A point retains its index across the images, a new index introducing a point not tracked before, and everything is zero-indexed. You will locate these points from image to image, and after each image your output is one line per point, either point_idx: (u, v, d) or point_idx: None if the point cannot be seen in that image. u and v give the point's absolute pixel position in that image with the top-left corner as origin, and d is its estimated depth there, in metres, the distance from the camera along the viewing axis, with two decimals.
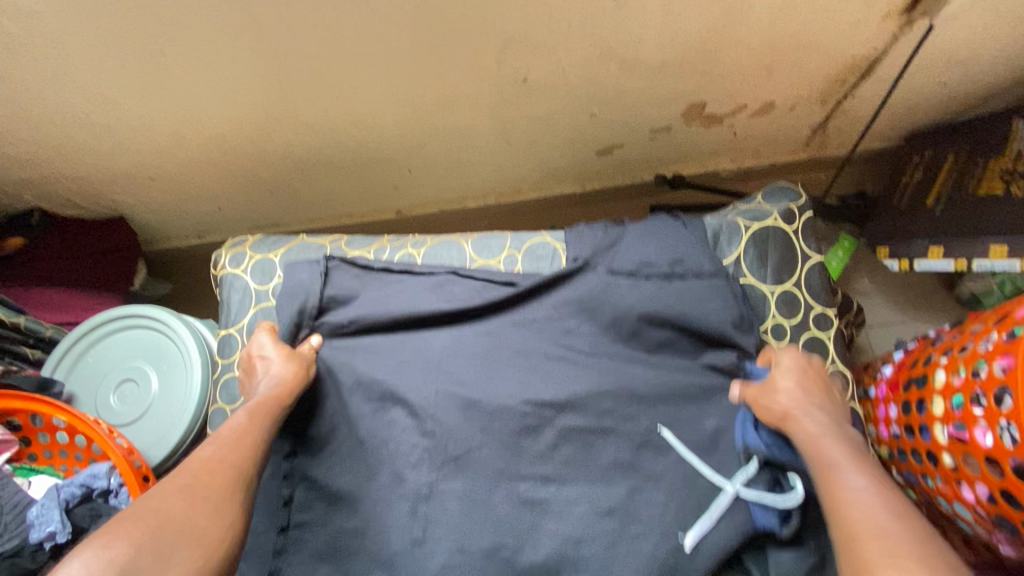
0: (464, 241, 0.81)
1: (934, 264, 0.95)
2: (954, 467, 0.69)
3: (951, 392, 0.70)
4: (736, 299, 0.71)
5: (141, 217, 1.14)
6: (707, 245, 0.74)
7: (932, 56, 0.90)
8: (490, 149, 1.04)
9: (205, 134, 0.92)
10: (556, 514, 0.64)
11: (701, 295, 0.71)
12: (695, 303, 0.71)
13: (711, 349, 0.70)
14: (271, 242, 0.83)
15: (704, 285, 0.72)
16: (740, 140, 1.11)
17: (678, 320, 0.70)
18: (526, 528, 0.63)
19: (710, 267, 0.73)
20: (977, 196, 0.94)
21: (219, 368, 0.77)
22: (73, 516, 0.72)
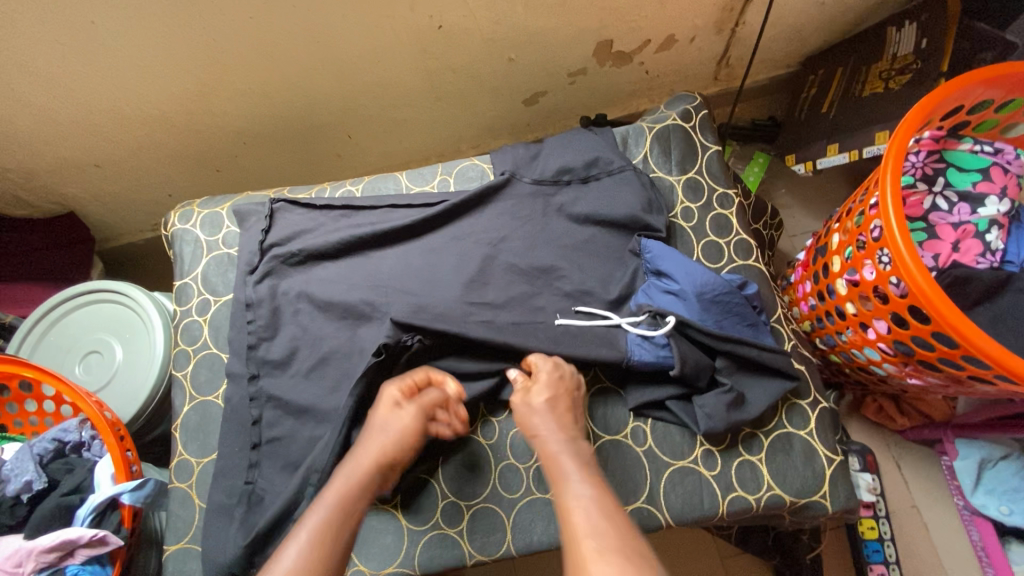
0: (399, 174, 0.87)
1: (833, 160, 1.05)
2: (856, 313, 0.78)
3: (843, 246, 0.79)
4: (643, 187, 0.79)
5: (92, 211, 1.17)
6: (617, 148, 0.82)
7: None
8: (423, 106, 1.11)
9: (143, 109, 0.97)
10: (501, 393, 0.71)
11: (614, 189, 0.79)
12: (609, 196, 0.79)
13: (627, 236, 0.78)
14: (218, 199, 0.88)
15: (616, 181, 0.80)
16: (653, 78, 1.20)
17: (597, 214, 0.78)
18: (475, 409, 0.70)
19: (620, 166, 0.81)
20: (864, 97, 1.06)
21: (178, 315, 0.81)
22: (48, 470, 0.76)
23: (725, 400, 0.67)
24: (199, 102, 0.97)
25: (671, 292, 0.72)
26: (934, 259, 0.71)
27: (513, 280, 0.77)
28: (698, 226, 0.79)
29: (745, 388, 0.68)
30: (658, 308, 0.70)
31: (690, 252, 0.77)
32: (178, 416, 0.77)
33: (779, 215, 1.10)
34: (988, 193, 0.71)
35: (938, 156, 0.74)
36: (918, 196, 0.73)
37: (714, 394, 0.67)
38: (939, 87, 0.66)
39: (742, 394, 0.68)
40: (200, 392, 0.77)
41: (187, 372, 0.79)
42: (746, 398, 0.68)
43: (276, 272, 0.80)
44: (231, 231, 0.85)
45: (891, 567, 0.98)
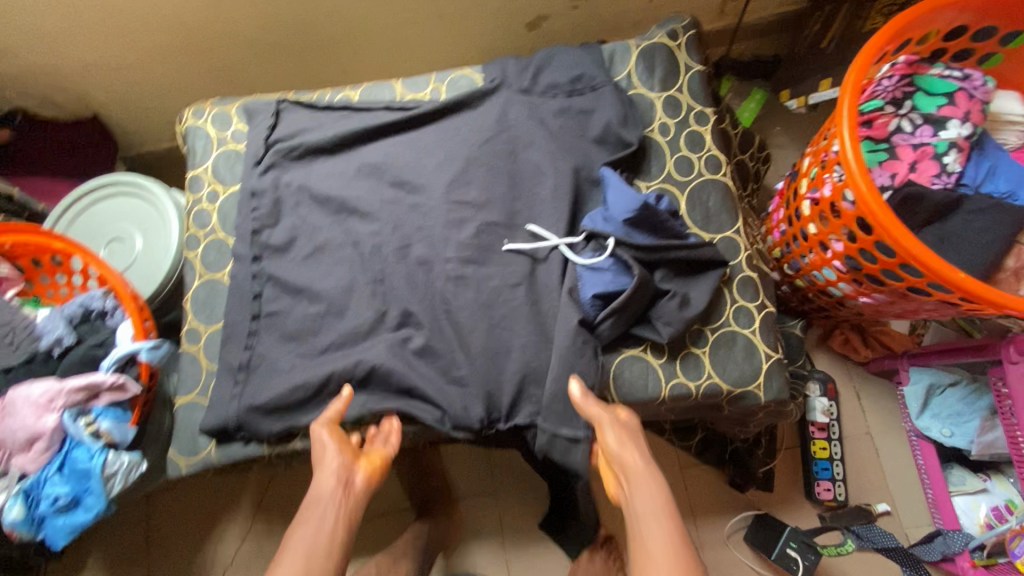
0: (396, 83, 0.92)
1: (822, 95, 1.06)
2: (817, 233, 0.83)
3: (808, 170, 0.84)
4: (621, 102, 0.83)
5: (115, 116, 1.24)
6: (603, 65, 0.86)
7: None
8: (427, 24, 1.14)
9: (160, 13, 1.02)
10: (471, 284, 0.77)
11: (594, 104, 0.83)
12: (587, 111, 0.83)
13: (602, 145, 0.83)
14: (228, 99, 0.95)
15: (600, 92, 0.84)
16: (658, 7, 1.20)
17: (579, 125, 0.83)
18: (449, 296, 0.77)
19: (603, 80, 0.84)
20: (864, 33, 1.06)
21: (190, 203, 0.89)
22: (77, 330, 0.86)
23: (675, 301, 0.73)
24: (213, 6, 1.02)
25: (607, 217, 0.76)
26: (891, 179, 0.74)
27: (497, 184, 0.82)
28: (673, 141, 0.83)
29: (689, 290, 0.74)
30: (594, 233, 0.76)
31: (663, 164, 0.82)
32: (189, 291, 0.86)
33: (767, 150, 1.13)
34: (951, 116, 0.73)
35: (909, 80, 0.76)
36: (885, 118, 0.76)
37: (666, 298, 0.73)
38: (911, 7, 0.68)
39: (686, 295, 0.73)
40: (209, 270, 0.86)
41: (198, 253, 0.87)
42: (690, 299, 0.73)
43: (278, 167, 0.87)
44: (239, 128, 0.91)
45: (837, 484, 1.05)
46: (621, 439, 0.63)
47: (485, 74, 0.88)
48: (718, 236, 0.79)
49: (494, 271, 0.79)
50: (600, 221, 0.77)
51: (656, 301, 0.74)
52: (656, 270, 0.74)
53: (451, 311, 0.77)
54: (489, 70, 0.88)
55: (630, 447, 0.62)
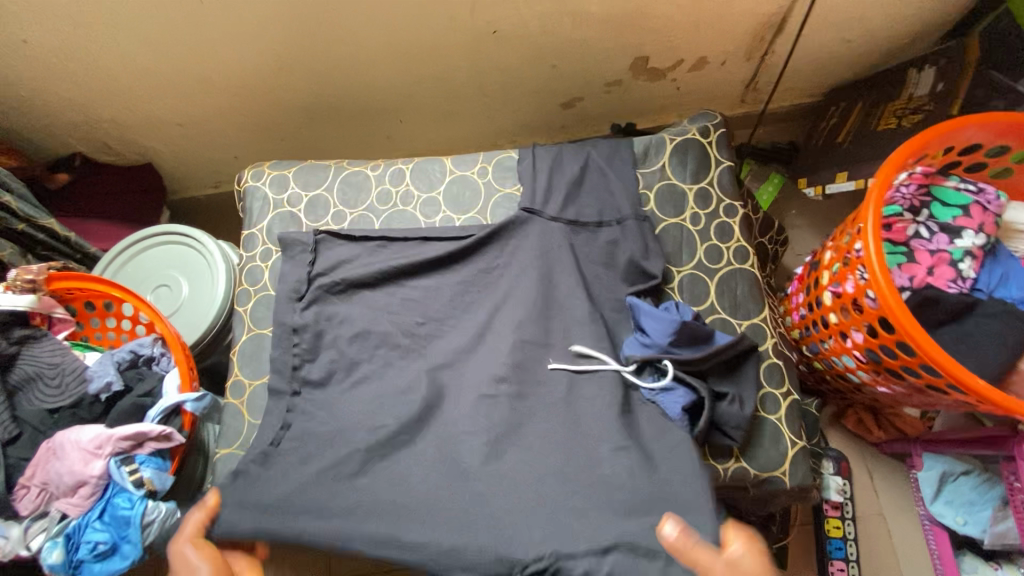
0: (444, 158, 0.98)
1: (840, 186, 1.14)
2: (838, 322, 0.88)
3: (831, 263, 0.89)
4: (642, 237, 0.87)
5: (167, 164, 1.32)
6: (628, 196, 0.90)
7: (828, 15, 1.10)
8: (470, 99, 1.23)
9: (225, 79, 1.10)
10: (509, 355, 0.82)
11: (618, 237, 0.88)
12: (611, 244, 0.88)
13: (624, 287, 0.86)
14: (285, 163, 1.01)
15: (624, 225, 0.88)
16: (683, 94, 1.30)
17: (607, 251, 0.87)
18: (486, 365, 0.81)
19: (628, 216, 0.88)
20: (878, 130, 1.15)
21: (244, 259, 0.94)
22: (124, 376, 0.89)
23: (737, 405, 0.75)
24: (274, 76, 1.10)
25: (645, 343, 0.79)
26: (909, 280, 0.80)
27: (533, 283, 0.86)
28: (704, 230, 0.88)
29: (742, 390, 0.77)
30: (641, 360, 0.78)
31: (693, 252, 0.87)
32: (236, 344, 0.90)
33: (786, 232, 1.19)
34: (966, 227, 0.79)
35: (926, 190, 0.83)
36: (903, 224, 0.82)
37: (726, 403, 0.75)
38: (929, 128, 0.76)
39: (742, 396, 0.76)
40: (256, 325, 0.90)
41: (248, 308, 0.91)
42: (744, 399, 0.76)
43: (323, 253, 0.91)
44: (295, 192, 0.97)
45: (850, 565, 1.06)
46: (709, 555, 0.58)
47: (523, 169, 0.94)
48: (745, 321, 0.83)
49: (526, 371, 0.80)
50: (641, 348, 0.79)
51: (721, 408, 0.75)
52: (708, 377, 0.77)
53: None
54: (528, 163, 0.94)
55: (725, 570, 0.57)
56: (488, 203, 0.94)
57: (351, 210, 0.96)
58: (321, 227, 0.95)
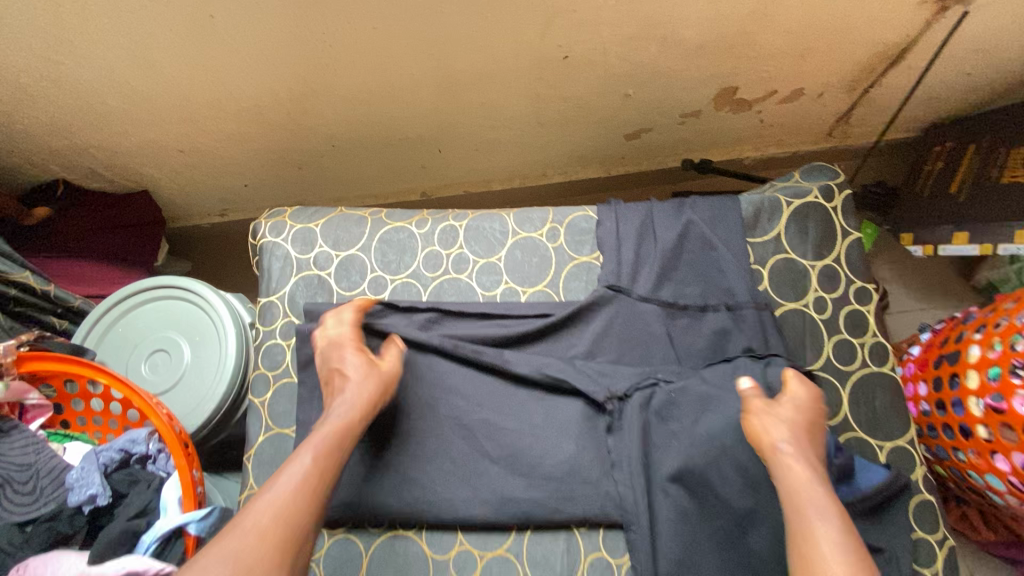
0: (505, 214, 0.81)
1: (959, 249, 0.97)
2: (990, 438, 0.72)
3: (986, 364, 0.72)
4: (762, 328, 0.70)
5: (166, 191, 1.14)
6: (747, 279, 0.73)
7: (959, 46, 0.92)
8: (522, 130, 1.05)
9: (239, 105, 0.92)
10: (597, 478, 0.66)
11: (732, 326, 0.71)
12: (723, 334, 0.71)
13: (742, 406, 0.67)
14: (310, 212, 0.83)
15: (741, 314, 0.71)
16: (766, 128, 1.12)
17: (714, 349, 0.70)
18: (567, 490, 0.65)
19: (746, 306, 0.72)
20: (1002, 183, 0.96)
21: (260, 335, 0.77)
22: (111, 481, 0.73)
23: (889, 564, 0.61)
24: (298, 103, 0.92)
25: None
26: None
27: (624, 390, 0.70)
28: (831, 320, 0.72)
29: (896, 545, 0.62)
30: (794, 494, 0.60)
31: (820, 351, 0.71)
32: (251, 447, 0.73)
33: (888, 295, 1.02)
34: None
35: None
36: None
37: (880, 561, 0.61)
38: None
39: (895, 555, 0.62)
40: (277, 424, 0.73)
41: (266, 400, 0.74)
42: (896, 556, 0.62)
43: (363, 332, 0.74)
44: (324, 250, 0.80)
45: None
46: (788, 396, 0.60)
47: (605, 234, 0.77)
48: (886, 445, 0.68)
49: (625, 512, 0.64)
50: None
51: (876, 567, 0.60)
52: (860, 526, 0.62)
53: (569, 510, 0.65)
54: (609, 227, 0.77)
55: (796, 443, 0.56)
56: (561, 274, 0.77)
57: (393, 276, 0.78)
58: (356, 298, 0.77)
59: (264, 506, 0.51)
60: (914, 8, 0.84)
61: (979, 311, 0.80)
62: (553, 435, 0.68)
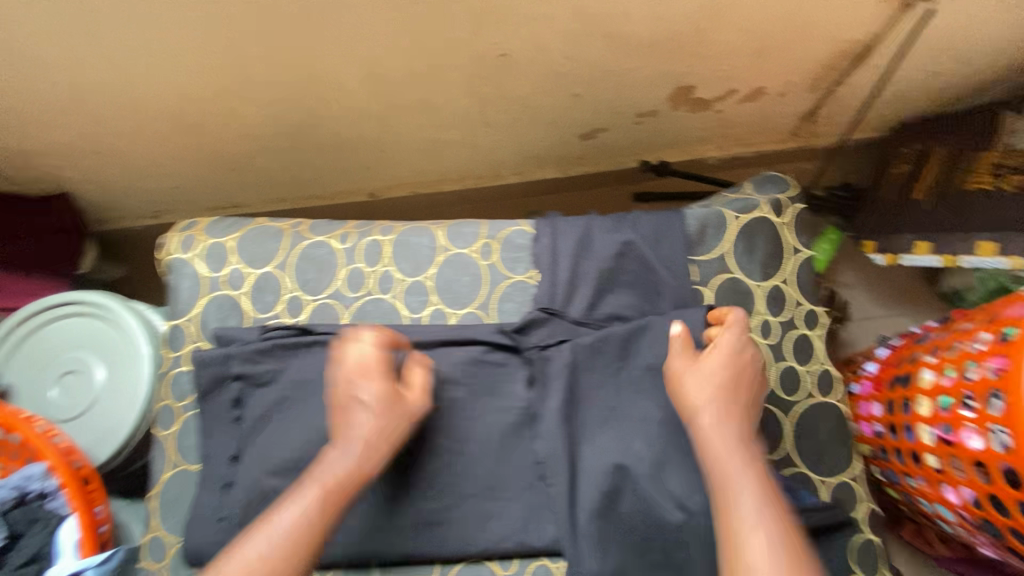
0: (435, 228, 0.75)
1: (920, 260, 0.94)
2: (939, 469, 0.68)
3: (938, 392, 0.68)
4: None
5: (88, 193, 1.06)
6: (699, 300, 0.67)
7: (924, 44, 0.87)
8: (467, 130, 0.99)
9: (152, 101, 0.84)
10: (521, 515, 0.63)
11: None
12: None
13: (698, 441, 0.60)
14: (226, 225, 0.77)
15: None
16: (728, 127, 1.06)
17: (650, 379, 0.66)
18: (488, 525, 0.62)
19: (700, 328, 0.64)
20: (966, 193, 0.92)
21: (167, 362, 0.71)
22: (8, 521, 0.68)
23: None
24: (219, 99, 0.85)
25: None
26: None
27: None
28: (777, 345, 0.67)
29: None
30: None
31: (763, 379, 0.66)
32: (155, 484, 0.68)
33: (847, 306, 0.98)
34: None
35: None
36: None
37: None
38: None
39: None
40: (183, 460, 0.68)
41: (172, 433, 0.69)
42: None
43: (275, 359, 0.67)
44: (237, 268, 0.74)
45: None
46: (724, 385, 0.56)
47: (543, 251, 0.72)
48: (830, 479, 0.64)
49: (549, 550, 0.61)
50: None
51: None
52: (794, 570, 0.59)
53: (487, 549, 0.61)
54: (547, 244, 0.72)
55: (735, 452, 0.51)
56: (494, 294, 0.72)
57: (311, 297, 0.72)
58: (270, 321, 0.71)
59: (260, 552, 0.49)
60: (875, 4, 0.78)
61: (936, 330, 0.76)
62: (476, 472, 0.64)
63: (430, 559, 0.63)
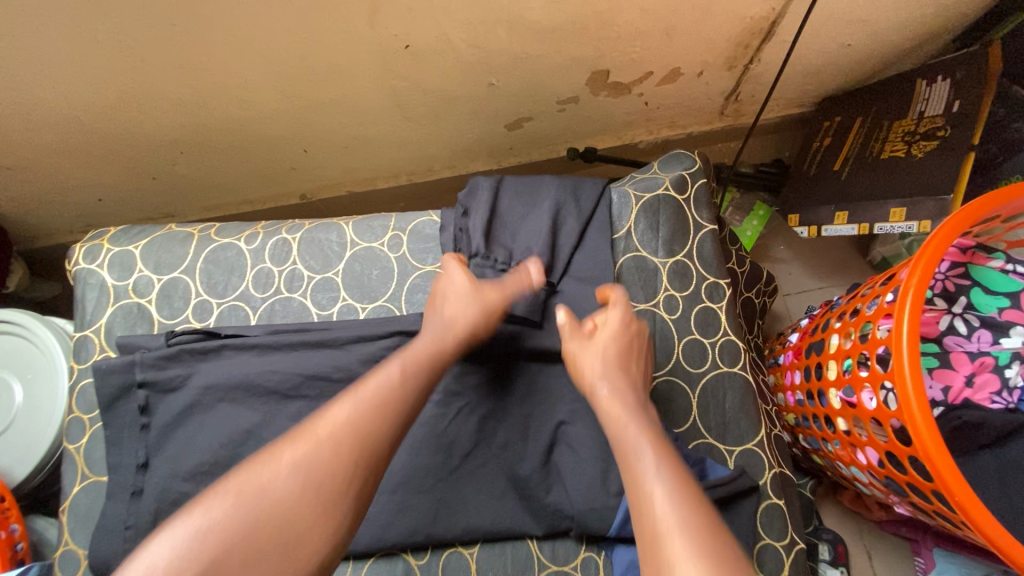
0: (343, 223, 0.74)
1: (839, 230, 0.97)
2: (848, 431, 0.69)
3: (842, 355, 0.69)
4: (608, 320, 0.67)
5: (11, 212, 1.05)
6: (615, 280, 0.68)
7: (827, 18, 0.88)
8: (389, 125, 0.98)
9: (55, 112, 0.83)
10: (430, 500, 0.63)
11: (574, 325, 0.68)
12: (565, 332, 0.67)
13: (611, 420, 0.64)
14: (133, 232, 0.76)
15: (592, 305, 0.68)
16: (653, 110, 1.07)
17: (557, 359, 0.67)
18: (396, 512, 0.62)
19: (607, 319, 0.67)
20: (881, 160, 0.95)
21: (75, 375, 0.70)
22: None
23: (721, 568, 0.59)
24: (124, 106, 0.85)
25: None
26: (943, 392, 0.63)
27: (467, 411, 0.66)
28: (681, 320, 0.69)
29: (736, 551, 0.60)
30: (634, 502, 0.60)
31: (669, 353, 0.68)
32: (65, 498, 0.67)
33: (774, 280, 0.99)
34: (1015, 322, 0.62)
35: (964, 270, 0.65)
36: (934, 314, 0.65)
37: None
38: (979, 200, 0.58)
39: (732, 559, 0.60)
40: (93, 472, 0.67)
41: (81, 446, 0.68)
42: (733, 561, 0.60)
43: (182, 363, 0.66)
44: (144, 275, 0.73)
45: None
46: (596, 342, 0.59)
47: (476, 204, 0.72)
48: (737, 449, 0.65)
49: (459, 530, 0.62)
50: None
51: None
52: None
53: (396, 533, 0.62)
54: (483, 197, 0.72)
55: (672, 497, 0.44)
56: (403, 287, 0.72)
57: (219, 300, 0.72)
58: (178, 327, 0.71)
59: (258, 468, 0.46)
60: None
61: (844, 297, 0.78)
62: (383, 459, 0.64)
63: (341, 554, 0.63)
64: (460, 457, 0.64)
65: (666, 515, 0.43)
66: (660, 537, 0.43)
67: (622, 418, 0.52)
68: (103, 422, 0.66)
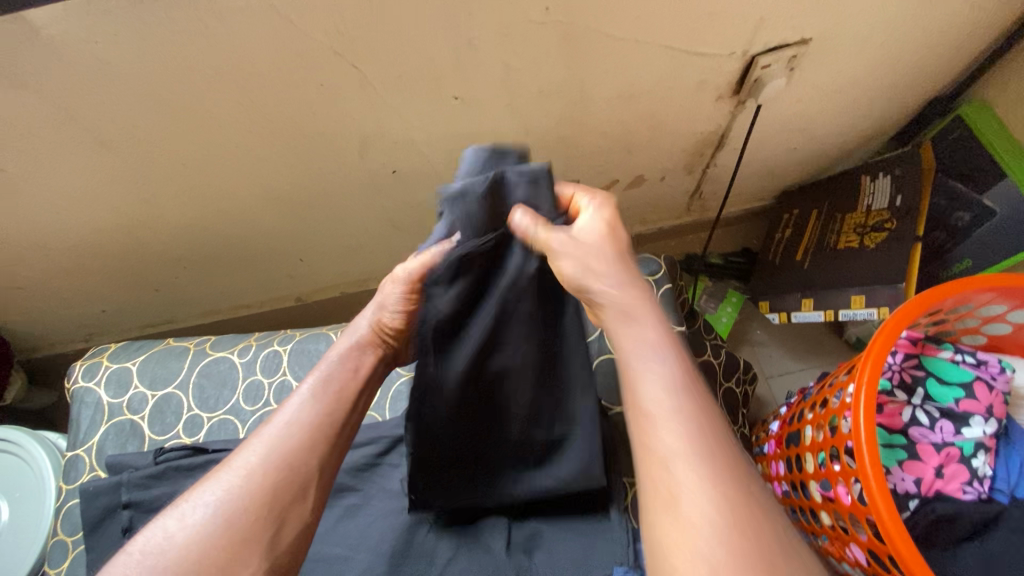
0: (332, 333, 0.79)
1: (807, 316, 1.02)
2: (833, 526, 0.69)
3: (816, 448, 0.71)
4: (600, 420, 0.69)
5: (19, 327, 1.10)
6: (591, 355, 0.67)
7: (770, 129, 0.98)
8: (379, 233, 1.06)
9: (71, 238, 0.91)
10: None
11: None
12: None
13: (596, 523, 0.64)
14: (132, 348, 0.80)
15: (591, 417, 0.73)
16: (624, 210, 1.16)
17: None
18: None
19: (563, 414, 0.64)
20: (838, 251, 1.02)
21: (62, 496, 0.71)
22: None
23: None
24: (133, 230, 0.93)
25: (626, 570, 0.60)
26: (916, 483, 0.66)
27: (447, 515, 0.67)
28: None
29: None
30: None
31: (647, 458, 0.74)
32: None
33: (752, 367, 1.03)
34: (973, 412, 0.67)
35: (917, 361, 0.71)
36: (896, 405, 0.69)
37: None
38: (915, 298, 0.63)
39: None
40: None
41: (61, 570, 0.67)
42: None
43: (169, 481, 0.67)
44: (139, 391, 0.76)
45: None
46: (597, 275, 0.49)
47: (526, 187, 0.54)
48: None
49: None
50: None
51: None
52: None
53: None
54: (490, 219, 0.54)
55: (696, 449, 0.40)
56: (388, 394, 0.81)
57: (210, 414, 0.75)
58: (168, 443, 0.73)
59: (217, 473, 0.46)
60: (714, 104, 0.89)
61: (815, 386, 0.80)
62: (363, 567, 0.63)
63: None
64: (440, 565, 0.63)
65: (675, 415, 0.41)
66: (669, 462, 0.40)
67: (638, 364, 0.45)
68: (86, 546, 0.66)
